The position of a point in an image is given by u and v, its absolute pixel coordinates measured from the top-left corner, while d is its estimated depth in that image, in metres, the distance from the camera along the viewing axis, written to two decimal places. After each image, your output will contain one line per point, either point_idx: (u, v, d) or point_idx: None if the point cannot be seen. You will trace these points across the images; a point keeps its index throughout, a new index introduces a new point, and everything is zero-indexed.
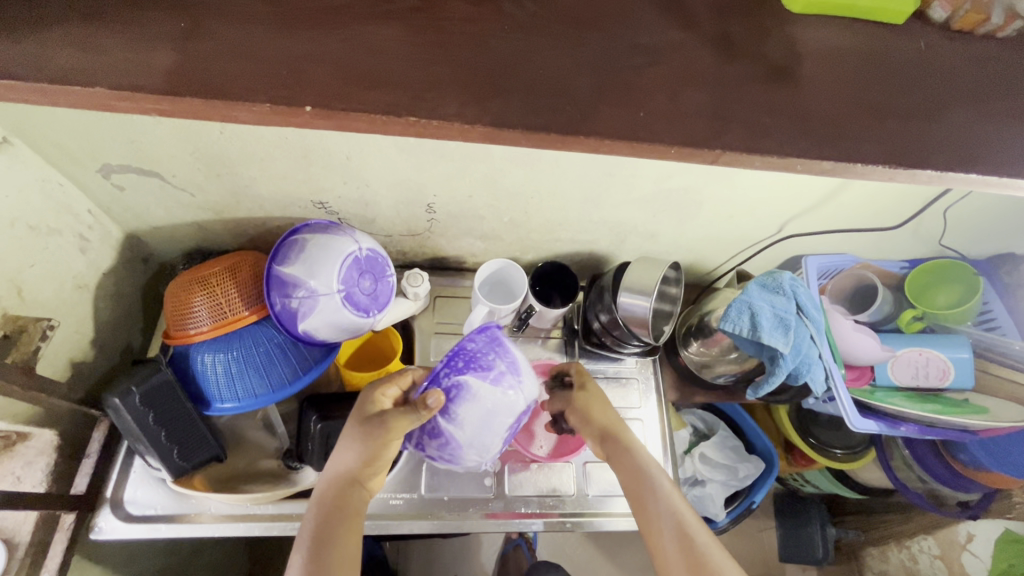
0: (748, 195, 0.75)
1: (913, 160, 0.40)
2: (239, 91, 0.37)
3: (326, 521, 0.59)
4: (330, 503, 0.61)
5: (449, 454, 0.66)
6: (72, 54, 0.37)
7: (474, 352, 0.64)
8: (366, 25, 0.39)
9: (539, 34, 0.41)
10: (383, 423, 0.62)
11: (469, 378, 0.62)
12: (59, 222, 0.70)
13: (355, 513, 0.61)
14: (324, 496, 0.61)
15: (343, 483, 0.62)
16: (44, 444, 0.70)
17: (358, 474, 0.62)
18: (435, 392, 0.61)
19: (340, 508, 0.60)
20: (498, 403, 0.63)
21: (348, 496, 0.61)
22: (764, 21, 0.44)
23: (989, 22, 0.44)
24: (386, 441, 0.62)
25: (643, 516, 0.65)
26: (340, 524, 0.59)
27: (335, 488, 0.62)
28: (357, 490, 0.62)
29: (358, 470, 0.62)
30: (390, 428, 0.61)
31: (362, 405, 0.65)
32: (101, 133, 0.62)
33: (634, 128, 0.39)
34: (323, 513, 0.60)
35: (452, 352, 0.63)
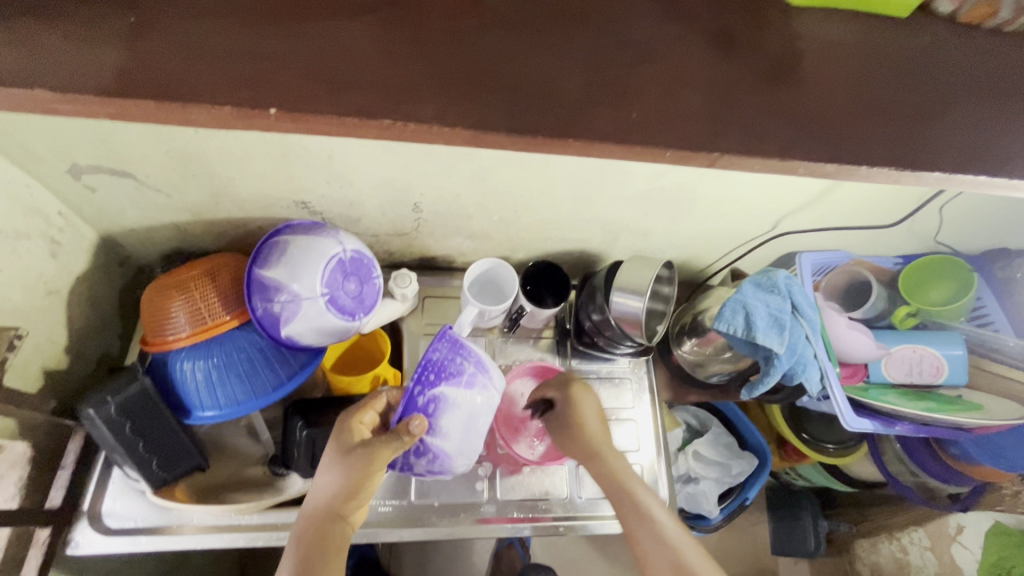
0: (743, 193, 0.73)
1: (917, 161, 0.38)
2: (203, 92, 0.34)
3: (305, 560, 0.55)
4: (308, 541, 0.57)
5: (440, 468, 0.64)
6: (19, 52, 0.34)
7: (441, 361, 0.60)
8: (341, 20, 0.37)
9: (525, 30, 0.38)
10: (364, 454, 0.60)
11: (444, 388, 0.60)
12: (27, 226, 0.66)
13: (337, 549, 0.57)
14: (304, 533, 0.58)
15: (324, 519, 0.59)
16: (16, 456, 0.67)
17: (342, 508, 0.59)
18: (416, 416, 0.58)
19: (321, 544, 0.57)
20: (477, 405, 0.62)
21: (329, 532, 0.58)
22: (762, 14, 0.41)
23: (998, 15, 0.42)
24: (370, 473, 0.60)
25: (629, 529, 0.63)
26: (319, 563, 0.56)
27: (317, 522, 0.58)
28: (339, 526, 0.59)
29: (339, 504, 0.59)
30: (373, 460, 0.59)
31: (339, 434, 0.63)
32: (67, 133, 0.59)
33: (625, 130, 0.37)
34: (303, 551, 0.56)
35: (419, 367, 0.59)
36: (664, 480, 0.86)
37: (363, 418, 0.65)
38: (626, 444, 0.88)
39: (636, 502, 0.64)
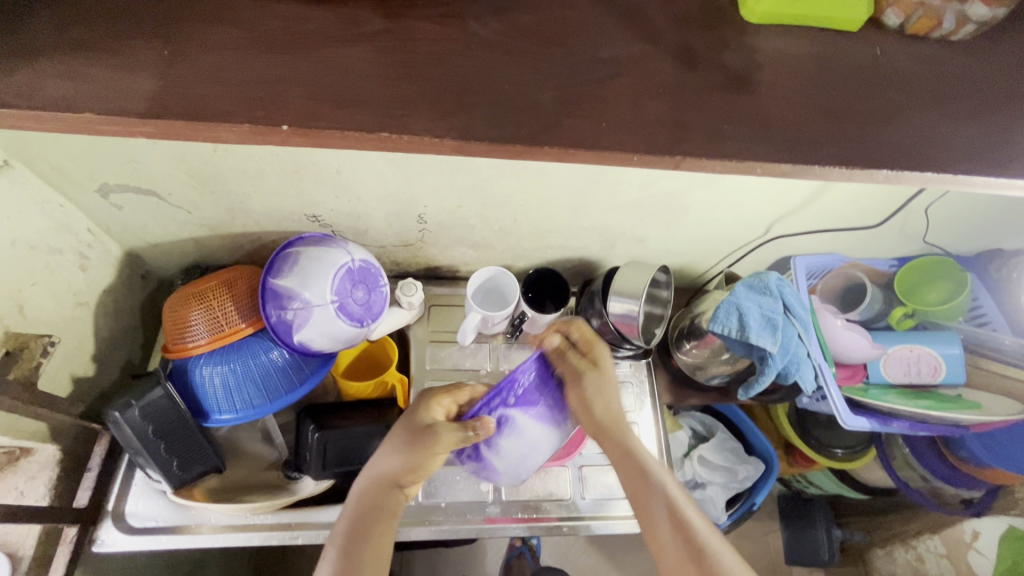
0: (731, 199, 0.76)
1: (871, 161, 0.41)
2: (221, 113, 0.38)
3: (360, 522, 0.63)
4: (366, 505, 0.64)
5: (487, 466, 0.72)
6: (61, 82, 0.38)
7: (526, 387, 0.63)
8: (342, 47, 0.41)
9: (506, 51, 0.42)
10: (435, 437, 0.64)
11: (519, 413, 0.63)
12: (60, 241, 0.71)
13: (389, 514, 0.64)
14: (362, 498, 0.65)
15: (381, 489, 0.65)
16: (47, 458, 0.72)
17: (399, 480, 0.65)
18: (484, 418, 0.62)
19: (375, 511, 0.63)
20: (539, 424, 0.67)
21: (385, 498, 0.64)
22: (724, 31, 0.45)
23: (942, 27, 0.45)
24: (432, 454, 0.64)
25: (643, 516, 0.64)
26: (372, 527, 0.63)
27: (375, 488, 0.65)
28: (397, 493, 0.65)
29: (398, 476, 0.65)
30: (439, 444, 0.64)
31: (416, 412, 0.68)
32: (98, 154, 0.64)
33: (599, 138, 0.40)
34: (359, 513, 0.63)
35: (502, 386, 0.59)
36: None
37: (443, 401, 0.69)
38: None
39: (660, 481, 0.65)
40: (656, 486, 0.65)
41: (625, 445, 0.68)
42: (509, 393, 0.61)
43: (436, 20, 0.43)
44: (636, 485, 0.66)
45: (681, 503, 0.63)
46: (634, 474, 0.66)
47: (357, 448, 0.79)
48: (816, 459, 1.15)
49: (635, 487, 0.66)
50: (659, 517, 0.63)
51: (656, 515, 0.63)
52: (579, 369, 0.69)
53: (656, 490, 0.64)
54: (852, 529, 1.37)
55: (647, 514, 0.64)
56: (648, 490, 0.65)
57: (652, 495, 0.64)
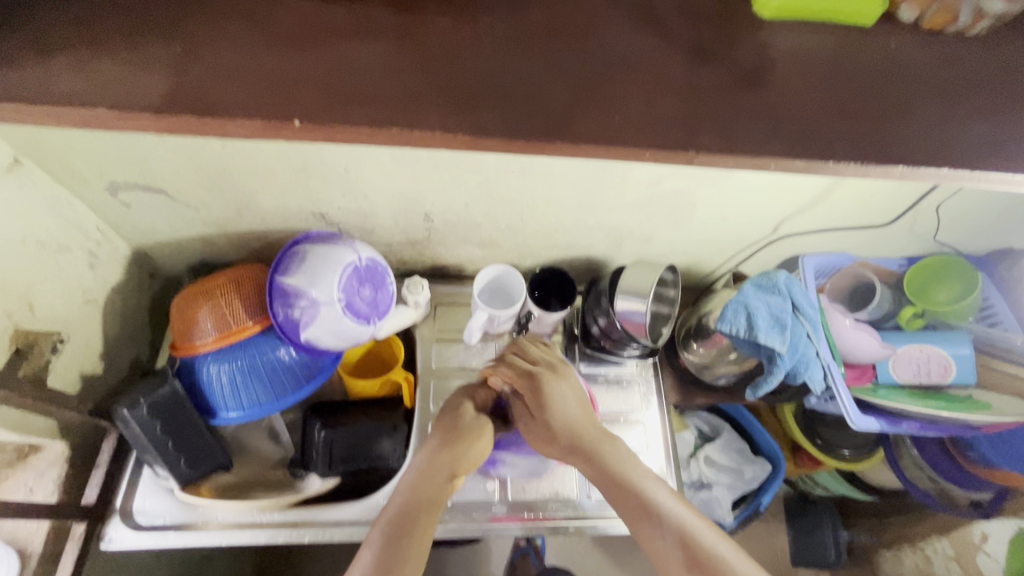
0: (739, 197, 0.76)
1: (886, 157, 0.41)
2: (231, 109, 0.38)
3: (410, 510, 0.64)
4: (418, 493, 0.65)
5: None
6: (71, 78, 0.38)
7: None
8: (351, 44, 0.41)
9: (517, 47, 0.42)
10: (468, 428, 0.72)
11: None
12: (69, 239, 0.72)
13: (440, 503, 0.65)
14: (416, 485, 0.66)
15: (434, 479, 0.67)
16: (55, 455, 0.72)
17: (453, 471, 0.68)
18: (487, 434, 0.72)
19: (425, 498, 0.65)
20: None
21: (435, 489, 0.66)
22: (736, 27, 0.45)
23: (957, 21, 0.45)
24: (471, 442, 0.71)
25: (637, 531, 0.63)
26: (422, 513, 0.63)
27: (427, 479, 0.67)
28: (449, 484, 0.67)
29: (454, 468, 0.68)
30: (469, 436, 0.71)
31: (451, 413, 0.75)
32: (108, 152, 0.65)
33: (610, 134, 0.40)
34: (410, 501, 0.64)
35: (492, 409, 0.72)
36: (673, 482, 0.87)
37: (467, 404, 0.76)
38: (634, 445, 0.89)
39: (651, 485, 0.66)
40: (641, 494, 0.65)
41: (595, 455, 0.69)
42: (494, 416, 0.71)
43: (447, 15, 0.43)
44: (616, 494, 0.66)
45: (669, 505, 0.64)
46: (643, 477, 0.67)
47: (364, 447, 0.80)
48: (823, 460, 1.14)
49: (618, 497, 0.65)
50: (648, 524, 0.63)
51: (646, 520, 0.63)
52: (531, 371, 0.76)
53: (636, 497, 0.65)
54: (857, 530, 1.36)
55: (636, 518, 0.63)
56: (633, 495, 0.65)
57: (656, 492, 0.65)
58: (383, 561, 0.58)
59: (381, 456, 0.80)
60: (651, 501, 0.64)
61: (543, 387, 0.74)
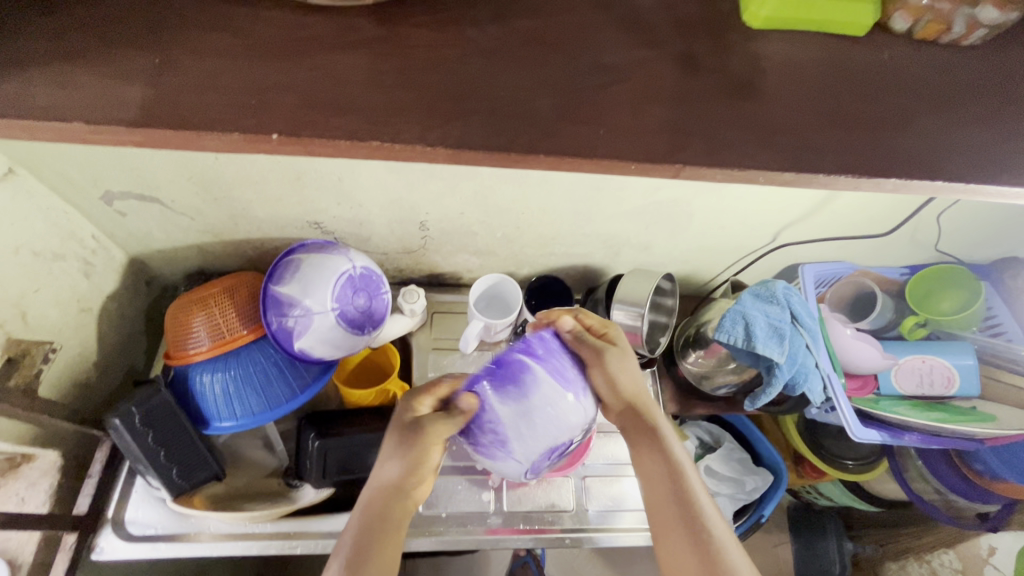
0: (736, 206, 0.75)
1: (879, 169, 0.40)
2: (212, 122, 0.38)
3: (368, 527, 0.57)
4: (375, 512, 0.58)
5: (487, 455, 0.57)
6: (52, 91, 0.38)
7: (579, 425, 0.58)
8: (336, 56, 0.41)
9: (503, 59, 0.42)
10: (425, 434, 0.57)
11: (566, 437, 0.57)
12: (64, 248, 0.72)
13: (398, 526, 0.58)
14: (373, 509, 0.59)
15: (388, 492, 0.59)
16: (49, 465, 0.72)
17: (403, 483, 0.59)
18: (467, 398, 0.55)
19: (388, 512, 0.58)
20: (552, 403, 0.53)
21: (391, 506, 0.59)
22: (726, 37, 0.44)
23: (952, 32, 0.44)
24: (426, 453, 0.59)
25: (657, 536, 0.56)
26: (387, 528, 0.58)
27: (383, 500, 0.59)
28: (404, 502, 0.59)
29: (404, 481, 0.59)
30: (427, 437, 0.58)
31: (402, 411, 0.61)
32: (102, 161, 0.65)
33: (596, 146, 0.39)
34: (368, 517, 0.58)
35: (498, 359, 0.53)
36: None
37: (426, 396, 0.61)
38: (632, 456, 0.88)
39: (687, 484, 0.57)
40: (678, 490, 0.56)
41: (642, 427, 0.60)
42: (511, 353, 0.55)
43: (434, 27, 0.42)
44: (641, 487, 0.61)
45: (701, 512, 0.55)
46: (657, 472, 0.58)
47: (358, 456, 0.79)
48: (827, 471, 1.12)
49: (648, 481, 0.58)
50: (671, 519, 0.55)
51: (675, 524, 0.55)
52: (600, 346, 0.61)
53: (676, 494, 0.56)
54: (863, 542, 1.31)
55: (656, 504, 0.57)
56: (666, 495, 0.57)
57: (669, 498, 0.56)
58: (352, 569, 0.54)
59: (376, 466, 0.79)
60: (682, 501, 0.56)
61: (609, 371, 0.60)
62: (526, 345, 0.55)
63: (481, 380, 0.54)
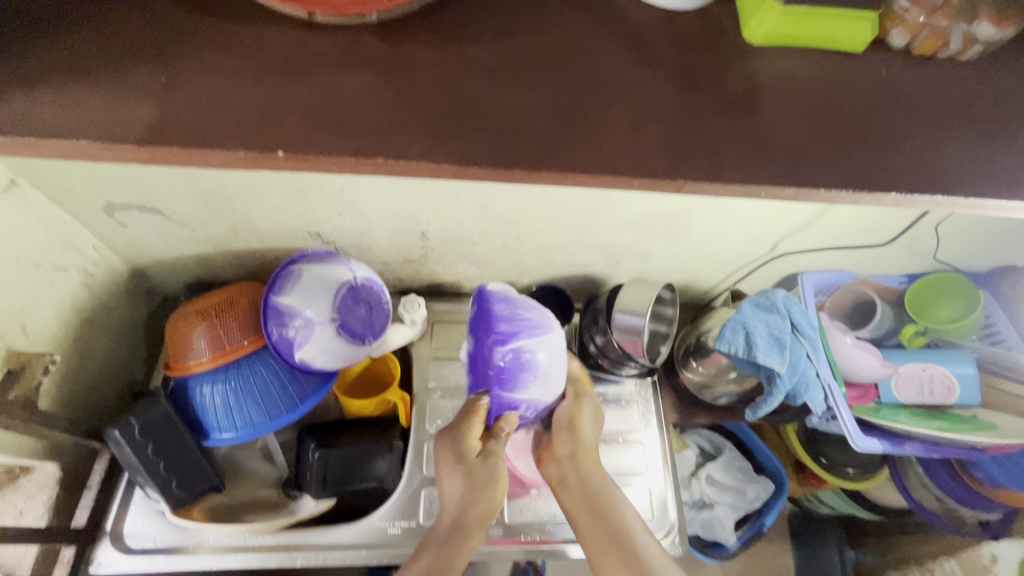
0: (735, 216, 0.76)
1: (879, 183, 0.41)
2: (217, 138, 0.38)
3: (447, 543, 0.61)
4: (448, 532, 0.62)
5: (542, 415, 0.73)
6: (57, 109, 0.38)
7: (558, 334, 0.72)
8: (340, 72, 0.41)
9: (505, 75, 0.42)
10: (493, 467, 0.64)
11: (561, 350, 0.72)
12: (65, 259, 0.72)
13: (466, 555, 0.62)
14: (449, 542, 0.61)
15: (468, 522, 0.62)
16: (47, 477, 0.71)
17: (481, 514, 0.63)
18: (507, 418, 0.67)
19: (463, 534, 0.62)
20: (552, 351, 0.68)
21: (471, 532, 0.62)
22: (725, 53, 0.45)
23: (949, 46, 0.45)
24: (498, 484, 0.64)
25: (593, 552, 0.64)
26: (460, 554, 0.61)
27: (454, 532, 0.62)
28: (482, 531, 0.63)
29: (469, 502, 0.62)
30: (499, 471, 0.64)
31: (461, 444, 0.64)
32: (104, 174, 0.65)
33: (597, 162, 0.40)
34: (447, 536, 0.62)
35: (499, 373, 0.65)
36: (673, 503, 0.85)
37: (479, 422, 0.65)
38: (633, 466, 0.87)
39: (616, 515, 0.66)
40: (611, 524, 0.65)
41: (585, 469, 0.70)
42: (503, 359, 0.65)
43: (437, 44, 0.43)
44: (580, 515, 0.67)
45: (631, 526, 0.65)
46: (590, 511, 0.66)
47: (358, 468, 0.78)
48: (828, 480, 1.12)
49: (586, 514, 0.67)
50: (606, 542, 0.64)
51: (610, 544, 0.64)
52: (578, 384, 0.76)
53: (608, 521, 0.65)
54: (864, 550, 1.31)
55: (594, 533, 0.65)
56: (604, 526, 0.65)
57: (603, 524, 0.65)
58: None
59: (375, 477, 0.79)
60: (618, 532, 0.64)
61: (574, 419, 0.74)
62: (495, 336, 0.65)
63: (506, 396, 0.66)
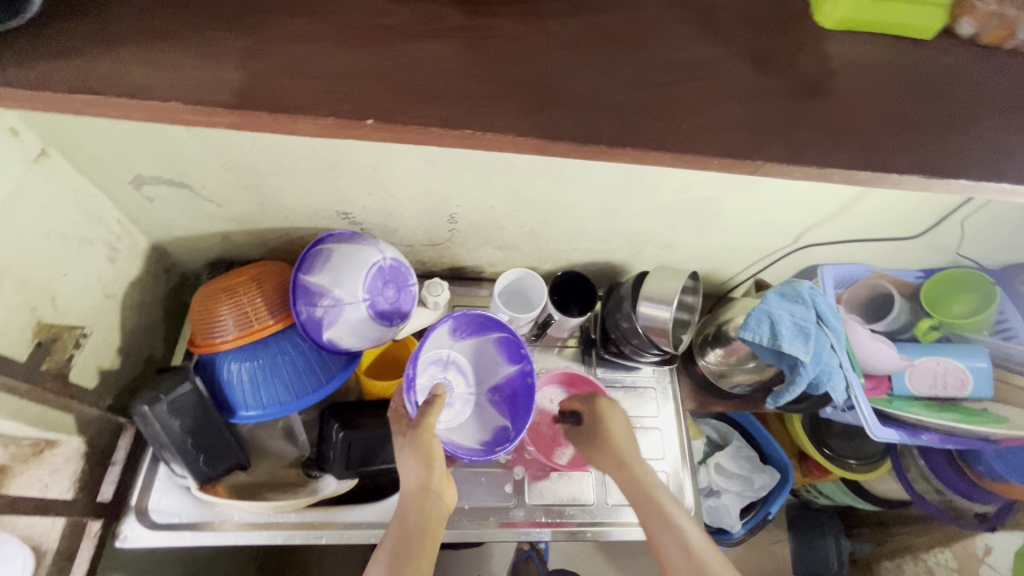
0: (769, 204, 0.76)
1: (945, 170, 0.41)
2: (290, 104, 0.38)
3: (399, 526, 0.64)
4: (404, 516, 0.65)
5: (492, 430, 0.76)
6: (130, 70, 0.38)
7: (507, 338, 0.75)
8: (413, 43, 0.41)
9: (575, 49, 0.42)
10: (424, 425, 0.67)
11: (497, 351, 0.77)
12: (91, 232, 0.71)
13: (432, 529, 0.65)
14: (407, 512, 0.65)
15: (418, 500, 0.66)
16: (72, 451, 0.71)
17: (429, 483, 0.66)
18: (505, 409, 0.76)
19: (416, 520, 0.64)
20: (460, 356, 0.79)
21: (423, 508, 0.65)
22: (792, 36, 0.45)
23: (1017, 37, 0.45)
24: (434, 457, 0.67)
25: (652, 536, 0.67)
26: (422, 529, 0.64)
27: (417, 502, 0.66)
28: (432, 501, 0.66)
29: (429, 480, 0.66)
30: (428, 429, 0.66)
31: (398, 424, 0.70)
32: (137, 144, 0.64)
33: (672, 139, 0.40)
34: (399, 519, 0.65)
35: (516, 356, 0.76)
36: (689, 489, 0.87)
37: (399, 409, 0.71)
38: (651, 452, 0.89)
39: (670, 523, 0.66)
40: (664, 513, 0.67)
41: (644, 488, 0.70)
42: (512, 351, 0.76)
43: (508, 16, 0.43)
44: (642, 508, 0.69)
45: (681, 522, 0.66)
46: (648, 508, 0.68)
47: (382, 448, 0.78)
48: (830, 469, 1.13)
49: (650, 524, 0.67)
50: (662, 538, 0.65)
51: (672, 553, 0.64)
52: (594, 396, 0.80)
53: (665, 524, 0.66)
54: (859, 540, 1.36)
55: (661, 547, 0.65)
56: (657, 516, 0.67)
57: (667, 534, 0.65)
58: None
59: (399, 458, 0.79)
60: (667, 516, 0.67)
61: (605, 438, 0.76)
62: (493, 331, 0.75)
63: (515, 377, 0.76)
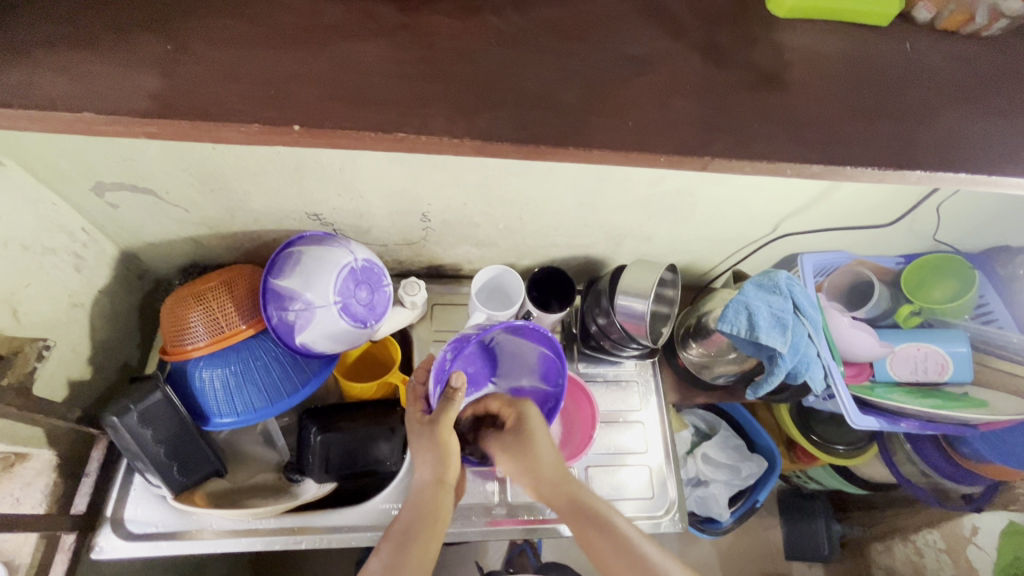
0: (742, 196, 0.75)
1: (903, 160, 0.40)
2: (227, 112, 0.37)
3: (412, 520, 0.62)
4: (416, 507, 0.63)
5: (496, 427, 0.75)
6: (60, 81, 0.37)
7: (550, 356, 0.72)
8: (356, 43, 0.40)
9: (524, 46, 0.41)
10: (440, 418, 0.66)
11: (536, 359, 0.74)
12: (54, 242, 0.70)
13: (442, 518, 0.63)
14: (418, 502, 0.64)
15: (432, 493, 0.64)
16: (43, 464, 0.70)
17: (444, 475, 0.65)
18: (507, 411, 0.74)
19: (428, 512, 0.63)
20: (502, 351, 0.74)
21: (438, 504, 0.64)
22: (751, 25, 0.44)
23: (974, 21, 0.45)
24: (449, 451, 0.66)
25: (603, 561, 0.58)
26: (431, 523, 0.62)
27: (428, 495, 0.64)
28: (444, 493, 0.65)
29: (442, 474, 0.65)
30: (445, 424, 0.65)
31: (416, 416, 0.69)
32: (93, 152, 0.62)
33: (623, 137, 0.39)
34: (412, 514, 0.62)
35: (553, 373, 0.73)
36: (672, 481, 0.87)
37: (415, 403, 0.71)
38: (634, 445, 0.89)
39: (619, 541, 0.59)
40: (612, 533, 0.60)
41: (579, 506, 0.62)
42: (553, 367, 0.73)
43: (454, 12, 0.41)
44: (589, 535, 0.60)
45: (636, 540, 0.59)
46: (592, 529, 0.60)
47: (360, 450, 0.78)
48: (818, 455, 1.13)
49: (602, 551, 0.59)
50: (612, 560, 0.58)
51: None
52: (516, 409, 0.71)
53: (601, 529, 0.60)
54: (849, 523, 1.38)
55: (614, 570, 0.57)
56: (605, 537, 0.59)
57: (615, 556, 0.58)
58: (390, 569, 0.56)
59: (378, 459, 0.78)
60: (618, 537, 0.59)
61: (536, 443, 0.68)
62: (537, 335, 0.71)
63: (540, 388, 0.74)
